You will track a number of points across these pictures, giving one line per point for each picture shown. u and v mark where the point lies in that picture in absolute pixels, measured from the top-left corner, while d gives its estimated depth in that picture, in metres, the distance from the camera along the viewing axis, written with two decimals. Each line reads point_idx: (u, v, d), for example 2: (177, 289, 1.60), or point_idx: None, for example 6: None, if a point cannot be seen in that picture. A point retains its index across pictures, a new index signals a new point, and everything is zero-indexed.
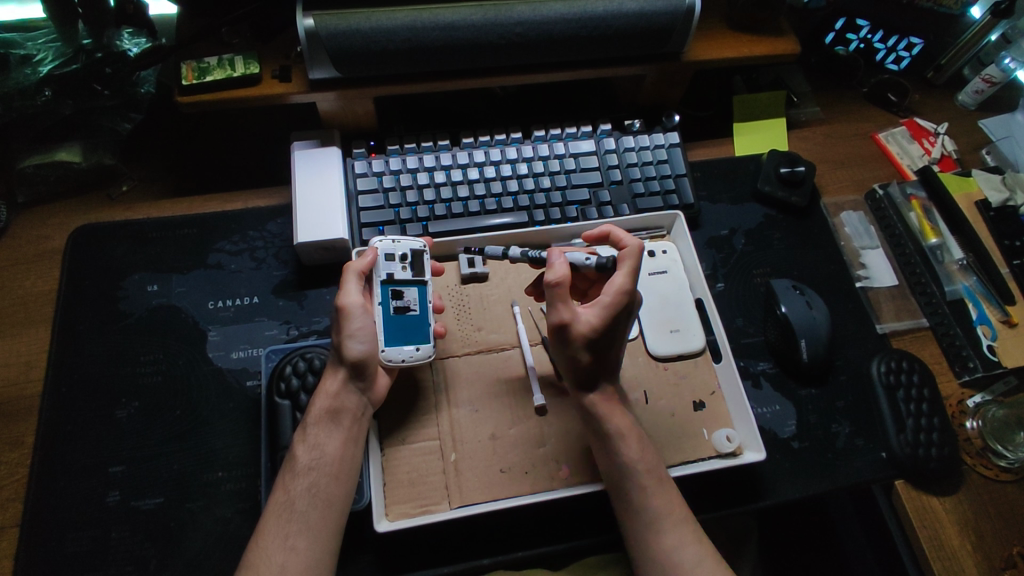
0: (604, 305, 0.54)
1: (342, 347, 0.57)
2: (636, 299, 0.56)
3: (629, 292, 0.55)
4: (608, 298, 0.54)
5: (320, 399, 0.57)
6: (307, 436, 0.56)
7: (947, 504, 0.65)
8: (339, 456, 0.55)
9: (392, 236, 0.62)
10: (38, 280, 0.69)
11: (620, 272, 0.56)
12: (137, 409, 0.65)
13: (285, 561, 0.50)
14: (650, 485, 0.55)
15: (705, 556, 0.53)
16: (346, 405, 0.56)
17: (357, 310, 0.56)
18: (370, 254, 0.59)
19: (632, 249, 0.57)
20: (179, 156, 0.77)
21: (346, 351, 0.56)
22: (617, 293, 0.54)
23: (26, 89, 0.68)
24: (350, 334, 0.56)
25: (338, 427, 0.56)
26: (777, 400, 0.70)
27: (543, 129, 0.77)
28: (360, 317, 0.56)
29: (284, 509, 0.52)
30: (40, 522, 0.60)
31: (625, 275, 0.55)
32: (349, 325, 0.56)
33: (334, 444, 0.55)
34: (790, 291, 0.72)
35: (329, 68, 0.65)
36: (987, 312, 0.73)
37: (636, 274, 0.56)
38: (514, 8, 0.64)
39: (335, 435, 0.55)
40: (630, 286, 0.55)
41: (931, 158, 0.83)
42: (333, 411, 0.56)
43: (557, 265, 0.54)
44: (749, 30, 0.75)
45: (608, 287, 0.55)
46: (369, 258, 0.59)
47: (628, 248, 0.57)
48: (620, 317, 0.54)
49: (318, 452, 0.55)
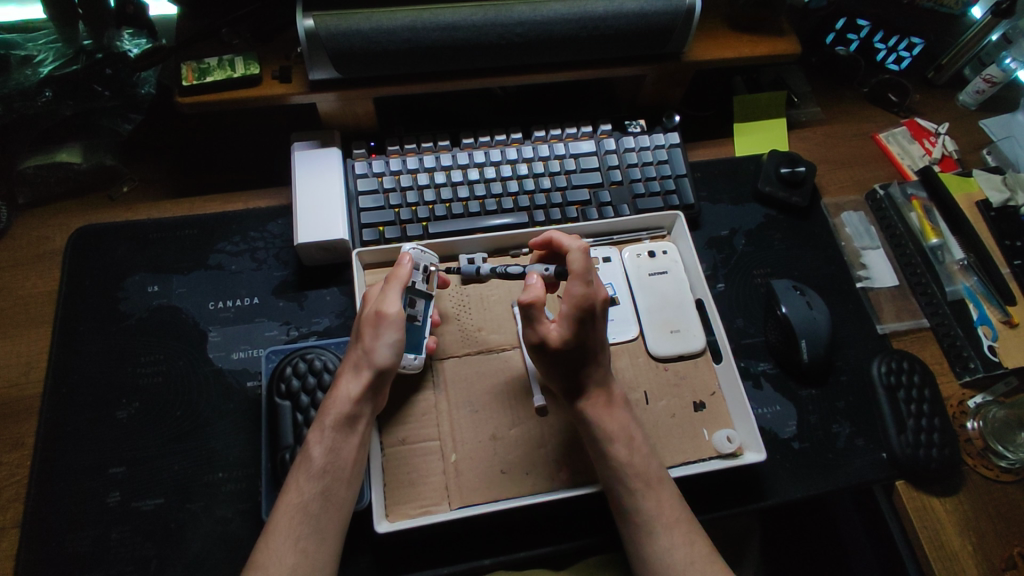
0: (565, 315, 0.55)
1: (373, 351, 0.56)
2: (599, 301, 0.56)
3: (583, 297, 0.54)
4: (566, 308, 0.54)
5: (337, 401, 0.55)
6: (323, 436, 0.54)
7: (949, 506, 0.65)
8: (354, 461, 0.54)
9: (418, 245, 0.63)
10: (39, 280, 0.70)
11: (574, 279, 0.55)
12: (137, 409, 0.65)
13: (296, 562, 0.49)
14: (635, 488, 0.55)
15: (696, 558, 0.53)
16: (363, 411, 0.55)
17: (397, 321, 0.57)
18: (408, 262, 0.59)
19: (576, 253, 0.56)
20: (180, 155, 0.77)
21: (377, 356, 0.55)
22: (577, 301, 0.54)
23: (27, 90, 0.68)
24: (385, 341, 0.56)
25: (353, 432, 0.55)
26: (778, 400, 0.69)
27: (543, 128, 0.77)
28: (398, 328, 0.56)
29: (297, 510, 0.51)
30: (40, 523, 0.60)
31: (579, 283, 0.54)
32: (388, 333, 0.56)
33: (350, 449, 0.54)
34: (791, 291, 0.71)
35: (329, 68, 0.65)
36: (988, 312, 0.73)
37: (586, 275, 0.55)
38: (514, 8, 0.64)
39: (351, 440, 0.55)
40: (582, 289, 0.54)
41: (933, 158, 0.83)
42: (351, 416, 0.55)
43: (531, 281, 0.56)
44: (748, 30, 0.75)
45: (565, 297, 0.55)
46: (409, 267, 0.59)
47: (571, 253, 0.56)
48: (585, 324, 0.55)
49: (333, 455, 0.54)
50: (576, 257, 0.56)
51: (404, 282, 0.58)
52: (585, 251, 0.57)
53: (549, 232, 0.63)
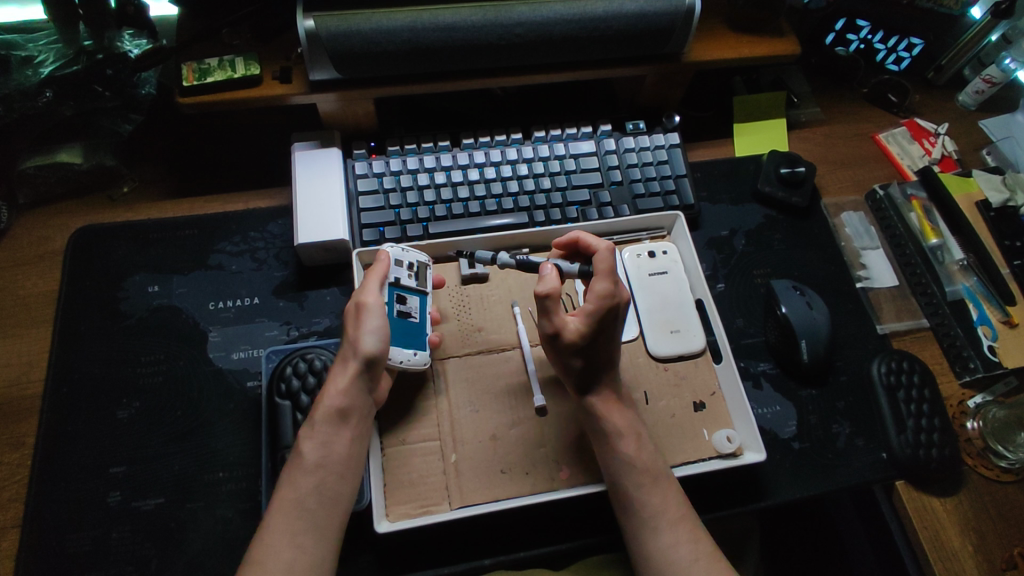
0: (589, 313, 0.55)
1: (356, 340, 0.56)
2: (623, 300, 0.57)
3: (609, 297, 0.55)
4: (591, 306, 0.55)
5: (327, 396, 0.55)
6: (315, 432, 0.54)
7: (949, 506, 0.65)
8: (348, 455, 0.54)
9: (401, 245, 0.64)
10: (39, 280, 0.70)
11: (601, 277, 0.56)
12: (138, 409, 0.65)
13: (293, 558, 0.49)
14: (644, 483, 0.55)
15: (701, 555, 0.53)
16: (355, 403, 0.55)
17: (376, 308, 0.57)
18: (386, 257, 0.60)
19: (603, 252, 0.59)
20: (180, 156, 0.77)
21: (362, 344, 0.55)
22: (600, 300, 0.55)
23: (28, 91, 0.68)
24: (368, 329, 0.56)
25: (346, 426, 0.55)
26: (777, 400, 0.70)
27: (543, 129, 0.77)
28: (378, 315, 0.57)
29: (293, 506, 0.51)
30: (40, 523, 0.60)
31: (606, 280, 0.56)
32: (368, 321, 0.56)
33: (342, 443, 0.54)
34: (790, 291, 0.72)
35: (330, 68, 0.65)
36: (988, 313, 0.73)
37: (611, 275, 0.57)
38: (514, 8, 0.64)
39: (343, 434, 0.54)
40: (609, 290, 0.55)
41: (932, 158, 0.83)
42: (342, 409, 0.54)
43: (552, 275, 0.55)
44: (747, 31, 0.75)
45: (590, 294, 0.55)
46: (387, 261, 0.60)
47: (600, 252, 0.58)
48: (606, 321, 0.55)
49: (325, 449, 0.53)
50: (603, 258, 0.58)
51: (383, 274, 0.59)
52: (610, 252, 0.59)
53: (575, 232, 0.64)
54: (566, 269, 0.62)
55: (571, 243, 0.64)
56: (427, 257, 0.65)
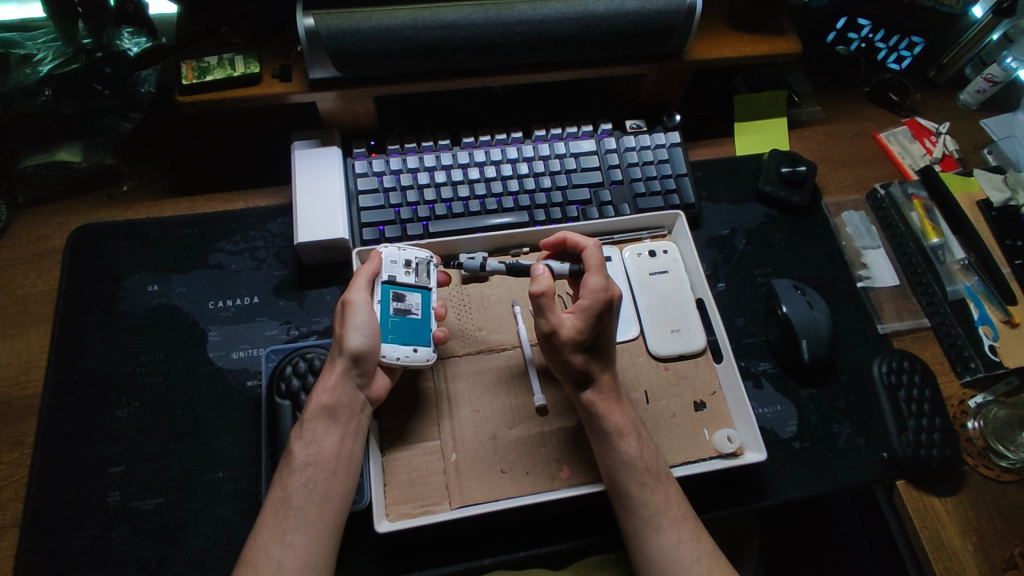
0: (584, 309, 0.56)
1: (343, 338, 0.56)
2: (617, 295, 0.57)
3: (603, 291, 0.56)
4: (587, 302, 0.56)
5: (316, 394, 0.56)
6: (304, 432, 0.55)
7: (949, 506, 0.64)
8: (337, 452, 0.54)
9: (401, 245, 0.63)
10: (38, 280, 0.69)
11: (592, 273, 0.57)
12: (137, 409, 0.64)
13: (282, 556, 0.49)
14: (647, 482, 0.55)
15: (703, 554, 0.53)
16: (343, 400, 0.55)
17: (362, 304, 0.57)
18: (377, 256, 0.60)
19: (592, 249, 0.60)
20: (180, 154, 0.77)
21: (348, 341, 0.56)
22: (595, 294, 0.56)
23: (26, 89, 0.68)
24: (354, 326, 0.56)
25: (335, 423, 0.55)
26: (778, 400, 0.69)
27: (543, 128, 0.76)
28: (363, 310, 0.57)
29: (281, 505, 0.52)
30: (39, 523, 0.59)
31: (598, 275, 0.57)
32: (353, 317, 0.57)
33: (331, 440, 0.54)
34: (791, 291, 0.71)
35: (329, 68, 0.65)
36: (989, 312, 0.73)
37: (602, 270, 0.58)
38: (514, 7, 0.64)
39: (332, 431, 0.55)
40: (603, 284, 0.56)
41: (933, 158, 0.83)
42: (330, 407, 0.55)
43: (544, 274, 0.56)
44: (748, 30, 0.75)
45: (584, 290, 0.56)
46: (377, 260, 0.60)
47: (588, 249, 0.60)
48: (602, 316, 0.56)
49: (314, 447, 0.54)
50: (592, 254, 0.59)
51: (372, 272, 0.59)
52: (599, 248, 0.60)
53: (562, 233, 0.64)
54: (558, 269, 0.63)
55: (559, 243, 0.64)
56: (431, 254, 0.64)
